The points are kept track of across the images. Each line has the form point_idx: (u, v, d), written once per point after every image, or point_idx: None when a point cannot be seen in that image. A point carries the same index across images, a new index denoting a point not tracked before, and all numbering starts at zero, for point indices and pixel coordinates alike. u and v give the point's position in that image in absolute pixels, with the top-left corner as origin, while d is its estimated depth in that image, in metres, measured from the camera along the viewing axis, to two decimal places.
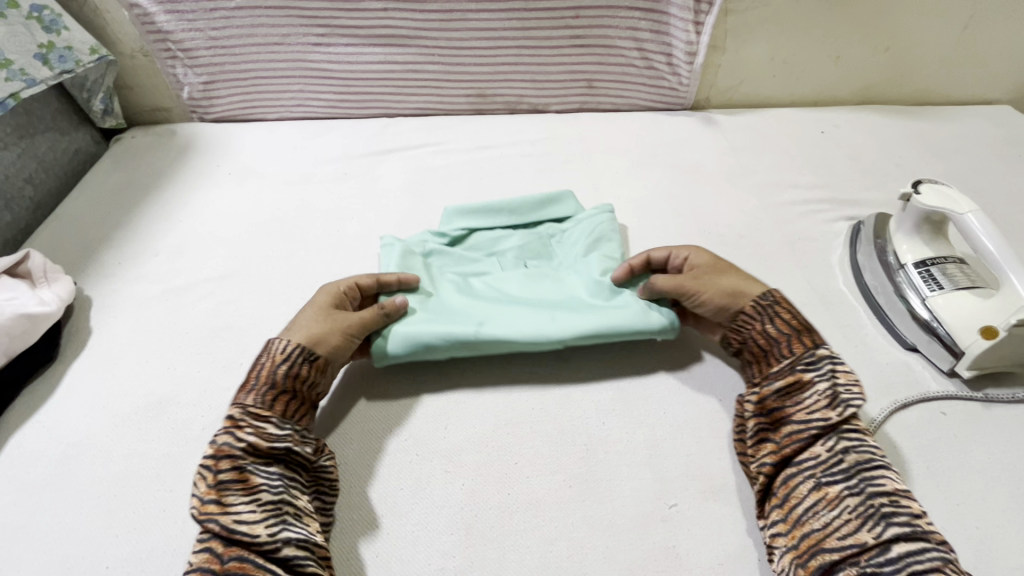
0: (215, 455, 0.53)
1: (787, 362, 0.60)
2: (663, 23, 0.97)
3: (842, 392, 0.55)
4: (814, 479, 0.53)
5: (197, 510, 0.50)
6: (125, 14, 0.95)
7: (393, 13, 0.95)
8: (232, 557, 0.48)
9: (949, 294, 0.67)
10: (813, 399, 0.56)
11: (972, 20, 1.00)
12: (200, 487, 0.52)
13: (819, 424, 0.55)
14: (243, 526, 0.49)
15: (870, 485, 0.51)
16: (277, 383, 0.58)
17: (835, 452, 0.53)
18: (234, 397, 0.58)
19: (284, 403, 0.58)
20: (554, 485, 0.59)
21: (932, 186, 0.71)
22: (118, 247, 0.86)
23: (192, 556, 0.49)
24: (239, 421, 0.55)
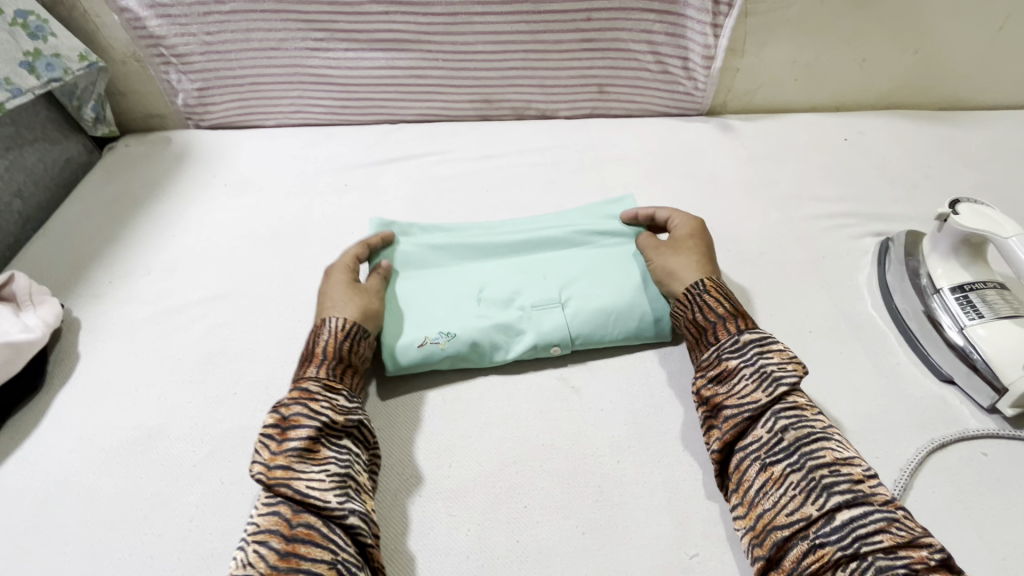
0: (287, 424, 0.53)
1: (740, 402, 0.55)
2: (680, 26, 0.92)
3: (802, 435, 0.51)
4: (802, 539, 0.46)
5: (265, 475, 0.50)
6: (116, 18, 0.91)
7: (395, 16, 0.90)
8: (301, 522, 0.48)
9: (990, 324, 0.63)
10: (771, 444, 0.52)
11: (1007, 21, 0.94)
12: (263, 454, 0.52)
13: (785, 471, 0.50)
14: (316, 491, 0.50)
15: (864, 544, 0.44)
16: (343, 357, 0.60)
17: (819, 507, 0.47)
18: (299, 370, 0.59)
19: (348, 378, 0.60)
20: (566, 531, 0.55)
21: (971, 206, 0.67)
22: (109, 265, 0.82)
23: (255, 521, 0.49)
24: (314, 392, 0.56)
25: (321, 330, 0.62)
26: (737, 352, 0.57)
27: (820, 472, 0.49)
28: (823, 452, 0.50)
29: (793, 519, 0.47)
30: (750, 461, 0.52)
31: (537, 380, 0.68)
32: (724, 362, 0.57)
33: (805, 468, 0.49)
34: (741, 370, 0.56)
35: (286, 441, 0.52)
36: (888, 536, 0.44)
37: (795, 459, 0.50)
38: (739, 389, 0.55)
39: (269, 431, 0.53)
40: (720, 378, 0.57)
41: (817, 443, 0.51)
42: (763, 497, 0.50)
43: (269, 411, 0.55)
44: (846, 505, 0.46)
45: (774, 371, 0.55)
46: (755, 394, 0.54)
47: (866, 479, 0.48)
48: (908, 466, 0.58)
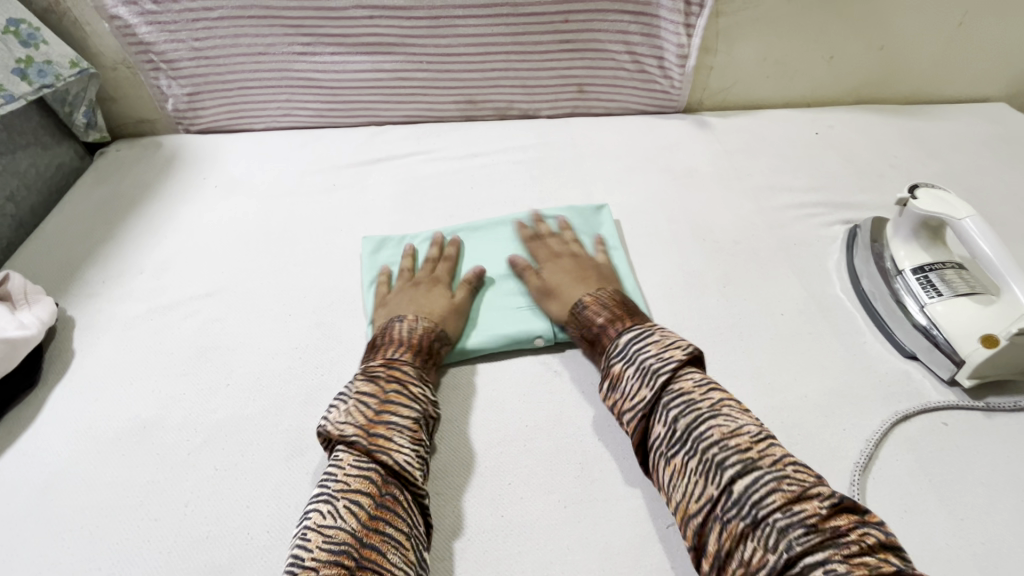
0: (388, 397, 0.57)
1: (635, 401, 0.55)
2: (654, 26, 0.95)
3: (692, 419, 0.51)
4: (714, 520, 0.46)
5: (365, 439, 0.53)
6: (106, 26, 0.93)
7: (379, 20, 0.93)
8: (391, 490, 0.51)
9: (948, 301, 0.66)
10: (668, 432, 0.52)
11: (965, 18, 0.99)
12: (358, 420, 0.55)
13: (688, 462, 0.50)
14: (411, 464, 0.53)
15: (762, 508, 0.44)
16: (432, 353, 0.66)
17: (717, 485, 0.47)
18: (381, 351, 0.63)
19: (429, 369, 0.65)
20: (549, 505, 0.58)
21: (929, 191, 0.70)
22: (102, 265, 0.84)
23: (344, 479, 0.51)
24: (413, 376, 0.61)
25: (410, 321, 0.67)
26: (621, 355, 0.59)
27: (710, 450, 0.49)
28: (711, 430, 0.50)
29: (701, 504, 0.48)
30: (657, 459, 0.52)
31: (522, 364, 0.70)
32: (612, 368, 0.59)
33: (698, 450, 0.49)
34: (626, 372, 0.58)
35: (387, 414, 0.56)
36: (780, 495, 0.45)
37: (688, 445, 0.50)
38: (629, 389, 0.56)
39: (367, 399, 0.57)
40: (614, 385, 0.58)
41: (702, 422, 0.51)
42: (674, 490, 0.50)
43: (370, 381, 0.59)
44: (738, 474, 0.46)
45: (651, 364, 0.56)
46: (641, 390, 0.55)
47: (755, 444, 0.49)
48: (874, 437, 0.61)
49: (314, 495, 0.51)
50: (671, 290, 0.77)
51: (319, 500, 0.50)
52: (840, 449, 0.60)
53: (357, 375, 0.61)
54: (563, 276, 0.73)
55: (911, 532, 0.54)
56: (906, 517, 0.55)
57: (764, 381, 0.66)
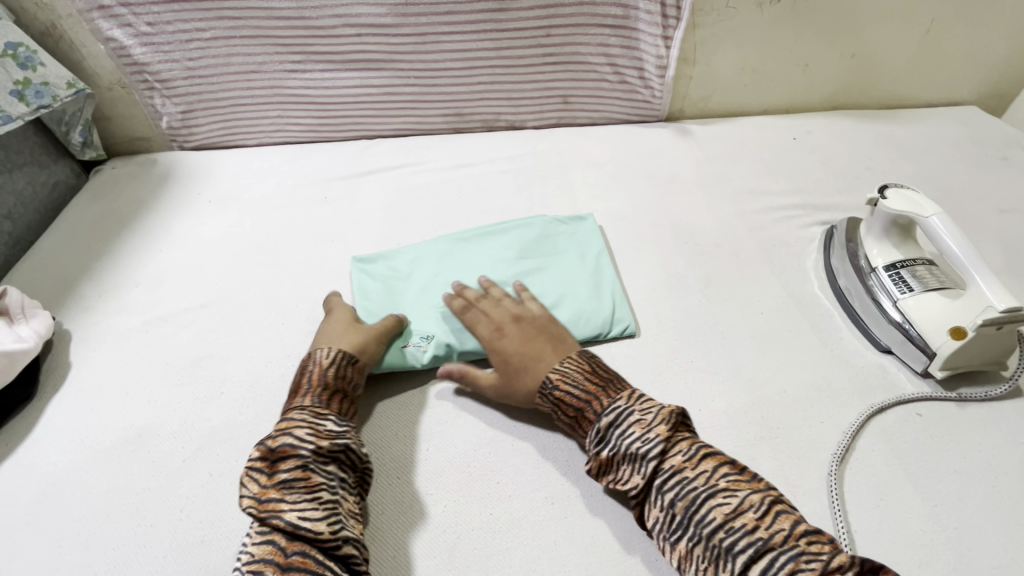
0: (279, 455, 0.55)
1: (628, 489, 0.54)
2: (633, 38, 0.99)
3: (694, 506, 0.50)
4: None
5: (255, 508, 0.51)
6: (102, 47, 0.96)
7: (367, 38, 0.96)
8: (295, 551, 0.49)
9: (919, 296, 0.69)
10: (669, 519, 0.51)
11: (932, 25, 1.02)
12: (252, 488, 0.53)
13: (697, 553, 0.49)
14: (309, 521, 0.50)
15: None
16: (339, 389, 0.63)
17: (730, 573, 0.47)
18: (289, 402, 0.61)
19: (337, 403, 0.62)
20: (536, 502, 0.59)
21: (898, 191, 0.73)
22: (98, 279, 0.86)
23: (251, 549, 0.50)
24: (297, 423, 0.57)
25: (312, 359, 0.65)
26: (603, 439, 0.57)
27: (717, 536, 0.48)
28: (713, 513, 0.49)
29: None
30: (661, 543, 0.52)
31: None
32: (598, 455, 0.57)
33: (704, 537, 0.49)
34: (615, 459, 0.56)
35: (277, 473, 0.54)
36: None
37: (690, 531, 0.50)
38: (623, 475, 0.55)
39: (258, 464, 0.55)
40: (604, 471, 0.56)
41: (702, 506, 0.50)
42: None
43: (259, 445, 0.56)
44: (750, 560, 0.46)
45: (638, 448, 0.54)
46: (635, 477, 0.54)
47: (759, 520, 0.48)
48: (850, 428, 0.62)
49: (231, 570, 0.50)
50: (654, 292, 0.79)
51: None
52: (818, 440, 0.62)
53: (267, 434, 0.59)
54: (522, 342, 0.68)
55: (886, 519, 0.56)
56: (881, 505, 0.57)
57: (744, 378, 0.68)
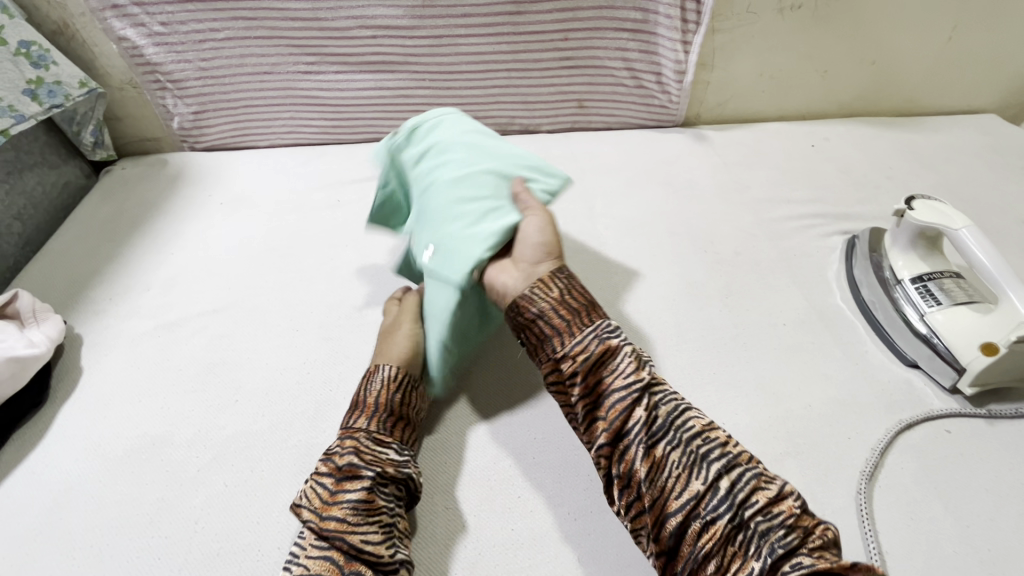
0: (344, 475, 0.53)
1: (625, 383, 0.51)
2: (651, 43, 0.97)
3: (679, 413, 0.50)
4: (695, 519, 0.45)
5: (317, 524, 0.51)
6: (114, 47, 0.95)
7: (382, 39, 0.95)
8: (353, 572, 0.48)
9: (947, 310, 0.68)
10: (650, 416, 0.50)
11: (954, 32, 1.01)
12: (313, 502, 0.52)
13: (672, 453, 0.48)
14: (371, 545, 0.49)
15: (747, 509, 0.44)
16: (401, 412, 0.61)
17: (704, 481, 0.46)
18: (351, 419, 0.59)
19: (398, 430, 0.60)
20: (559, 518, 0.58)
21: (925, 202, 0.72)
22: (109, 282, 0.85)
23: (305, 563, 0.49)
24: (365, 444, 0.56)
25: (373, 375, 0.63)
26: (613, 333, 0.55)
27: (695, 443, 0.48)
28: (693, 422, 0.50)
29: (684, 501, 0.46)
30: (635, 446, 0.49)
31: (528, 376, 0.70)
32: (607, 342, 0.54)
33: (682, 443, 0.48)
34: (621, 349, 0.53)
35: (343, 491, 0.52)
36: (762, 493, 0.45)
37: (672, 436, 0.49)
38: (623, 367, 0.52)
39: (323, 478, 0.53)
40: (603, 359, 0.53)
41: (683, 414, 0.50)
42: (651, 485, 0.47)
43: (327, 460, 0.55)
44: (725, 471, 0.46)
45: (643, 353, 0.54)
46: (638, 371, 0.52)
47: (731, 440, 0.49)
48: (879, 445, 0.61)
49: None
50: (673, 301, 0.78)
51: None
52: (845, 456, 0.61)
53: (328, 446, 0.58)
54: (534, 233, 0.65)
55: (918, 540, 0.55)
56: (912, 525, 0.56)
57: (767, 391, 0.67)
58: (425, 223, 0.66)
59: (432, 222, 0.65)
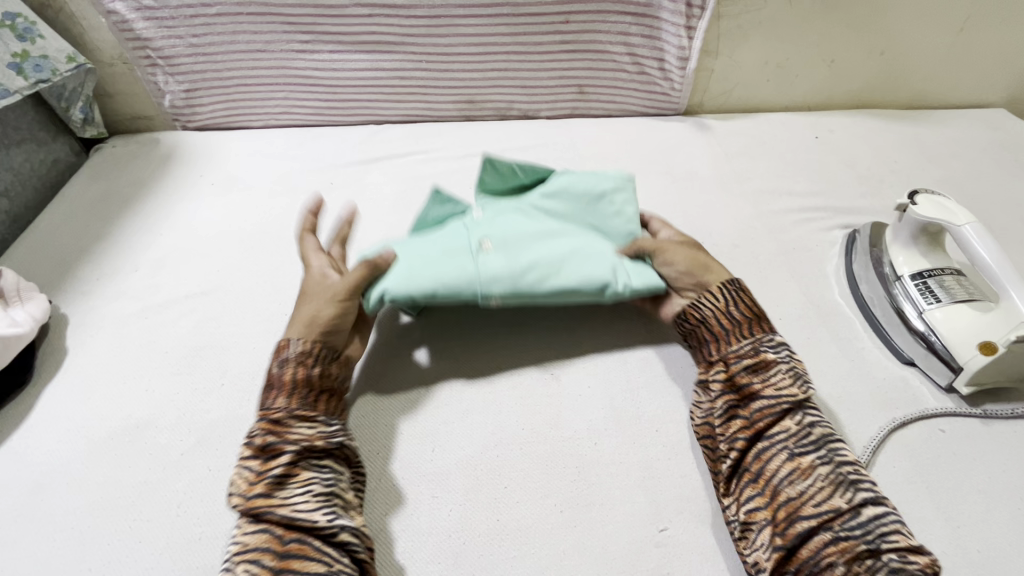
0: (263, 454, 0.53)
1: (781, 396, 0.56)
2: (654, 28, 0.95)
3: (832, 440, 0.54)
4: (828, 530, 0.48)
5: (245, 505, 0.50)
6: (103, 21, 0.92)
7: (379, 19, 0.93)
8: (292, 538, 0.49)
9: (947, 307, 0.66)
10: (796, 429, 0.55)
11: (966, 23, 0.99)
12: (240, 485, 0.52)
13: (824, 469, 0.52)
14: (302, 513, 0.50)
15: (884, 542, 0.47)
16: (316, 385, 0.58)
17: (848, 501, 0.49)
18: (263, 399, 0.57)
19: (320, 395, 0.58)
20: (545, 509, 0.57)
21: (929, 196, 0.70)
22: (97, 261, 0.83)
23: (240, 542, 0.49)
24: (284, 419, 0.55)
25: (285, 350, 0.59)
26: (772, 348, 0.60)
27: (846, 468, 0.52)
28: (845, 451, 0.54)
29: (820, 510, 0.49)
30: (776, 451, 0.54)
31: (517, 365, 0.69)
32: (762, 354, 0.59)
33: (832, 462, 0.52)
34: (777, 365, 0.58)
35: (266, 469, 0.52)
36: (902, 537, 0.48)
37: (824, 452, 0.53)
38: (777, 381, 0.57)
39: (246, 460, 0.53)
40: (757, 368, 0.58)
41: (835, 440, 0.54)
42: (789, 486, 0.51)
43: (247, 443, 0.54)
44: (870, 502, 0.50)
45: (805, 374, 0.58)
46: (791, 388, 0.57)
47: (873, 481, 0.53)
48: (871, 443, 0.60)
49: (222, 564, 0.49)
50: None
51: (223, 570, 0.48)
52: None
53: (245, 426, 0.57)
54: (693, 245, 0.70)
55: None
56: None
57: None
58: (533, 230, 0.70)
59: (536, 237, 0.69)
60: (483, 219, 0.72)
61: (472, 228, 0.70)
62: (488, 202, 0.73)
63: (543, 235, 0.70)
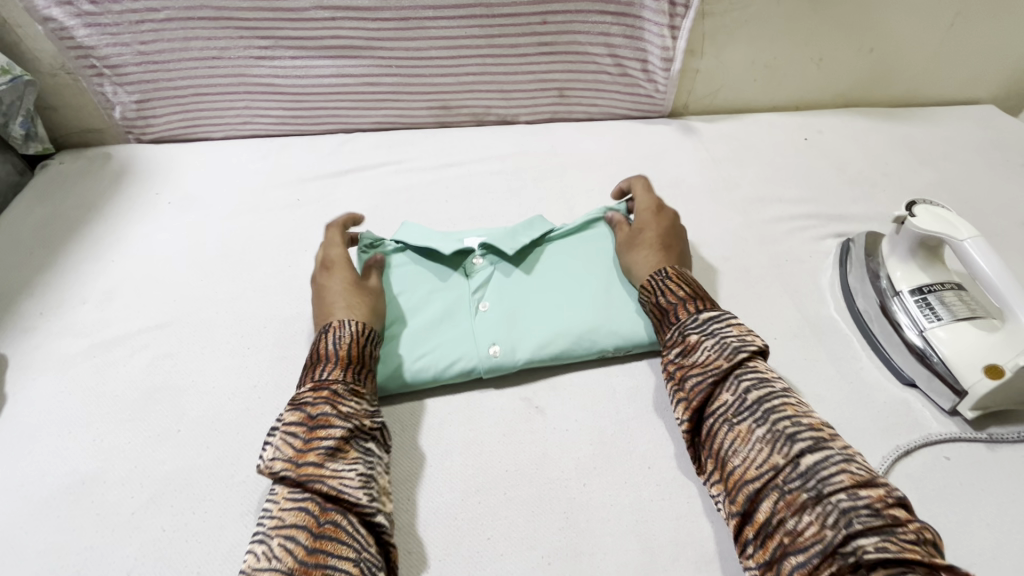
0: (311, 423, 0.52)
1: (709, 371, 0.55)
2: (637, 28, 0.90)
3: (771, 398, 0.52)
4: (772, 488, 0.47)
5: (294, 472, 0.49)
6: (40, 29, 0.85)
7: (343, 22, 0.87)
8: (329, 520, 0.47)
9: (949, 327, 0.63)
10: (731, 399, 0.53)
11: (955, 18, 0.95)
12: (284, 452, 0.50)
13: (761, 432, 0.50)
14: (348, 488, 0.49)
15: (828, 484, 0.45)
16: (365, 362, 0.60)
17: (786, 454, 0.48)
18: (305, 376, 0.57)
19: (366, 378, 0.59)
20: (531, 562, 0.53)
21: (928, 208, 0.67)
22: (41, 293, 0.77)
23: (279, 516, 0.48)
24: (342, 395, 0.55)
25: (338, 330, 0.60)
26: (698, 326, 0.59)
27: (783, 424, 0.50)
28: (785, 406, 0.51)
29: (763, 471, 0.48)
30: (718, 425, 0.53)
31: (500, 400, 0.65)
32: (687, 337, 0.59)
33: (769, 421, 0.50)
34: (702, 342, 0.57)
35: (317, 439, 0.51)
36: (848, 475, 0.45)
37: (759, 415, 0.51)
38: (702, 359, 0.56)
39: (295, 429, 0.51)
40: (684, 352, 0.58)
41: (776, 399, 0.52)
42: (733, 455, 0.51)
43: (296, 410, 0.53)
44: (809, 451, 0.47)
45: (732, 341, 0.56)
46: (716, 360, 0.55)
47: (824, 429, 0.50)
48: None
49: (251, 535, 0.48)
50: None
51: (255, 540, 0.47)
52: None
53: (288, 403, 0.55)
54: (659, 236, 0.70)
55: None
56: None
57: None
58: (535, 288, 0.71)
59: (540, 303, 0.70)
60: (484, 264, 0.72)
61: (473, 281, 0.71)
62: (490, 246, 0.73)
63: (546, 284, 0.71)
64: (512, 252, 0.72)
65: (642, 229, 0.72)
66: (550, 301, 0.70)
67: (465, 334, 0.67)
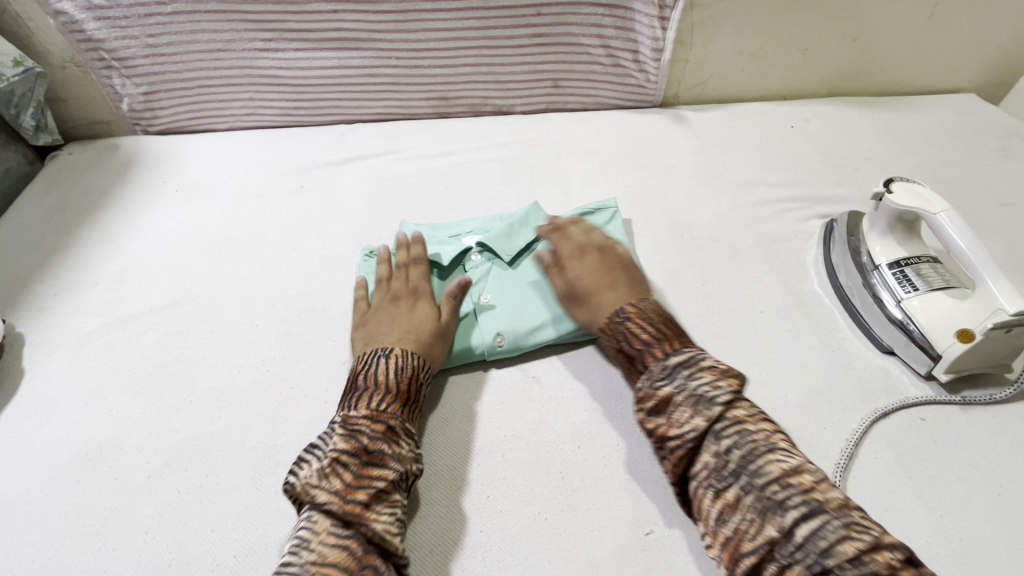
0: (369, 459, 0.51)
1: (687, 429, 0.52)
2: (628, 19, 0.94)
3: (762, 448, 0.49)
4: (771, 561, 0.45)
5: (340, 508, 0.48)
6: (51, 22, 0.88)
7: (345, 15, 0.90)
8: (370, 566, 0.47)
9: (925, 296, 0.66)
10: (715, 458, 0.50)
11: (934, 8, 0.99)
12: (332, 483, 0.50)
13: (750, 499, 0.47)
14: (389, 534, 0.49)
15: (830, 559, 0.43)
16: (418, 398, 0.60)
17: (778, 528, 0.45)
18: (353, 402, 0.56)
19: (415, 416, 0.59)
20: (529, 517, 0.56)
21: (904, 185, 0.70)
22: (55, 276, 0.80)
23: (320, 551, 0.46)
24: (400, 433, 0.55)
25: (402, 359, 0.60)
26: (669, 377, 0.55)
27: (771, 490, 0.46)
28: (770, 467, 0.48)
29: (758, 544, 0.45)
30: (703, 490, 0.50)
31: (498, 372, 0.68)
32: (658, 391, 0.54)
33: (755, 489, 0.47)
34: (675, 397, 0.53)
35: (368, 478, 0.51)
36: (849, 543, 0.43)
37: (743, 481, 0.48)
38: (679, 417, 0.53)
39: (347, 459, 0.51)
40: (658, 409, 0.54)
41: (761, 457, 0.48)
42: (723, 525, 0.48)
43: (349, 437, 0.52)
44: (801, 519, 0.44)
45: (706, 391, 0.53)
46: (692, 418, 0.52)
47: (814, 484, 0.47)
48: (853, 436, 0.60)
49: (281, 568, 0.46)
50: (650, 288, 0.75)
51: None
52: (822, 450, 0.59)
53: (337, 424, 0.55)
54: (596, 278, 0.67)
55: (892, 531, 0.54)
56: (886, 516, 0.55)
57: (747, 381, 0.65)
58: (532, 278, 0.74)
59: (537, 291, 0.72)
60: (481, 260, 0.76)
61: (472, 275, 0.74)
62: (485, 245, 0.76)
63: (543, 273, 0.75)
64: (506, 256, 0.75)
65: (576, 280, 0.68)
66: (547, 288, 0.73)
67: (467, 323, 0.69)
